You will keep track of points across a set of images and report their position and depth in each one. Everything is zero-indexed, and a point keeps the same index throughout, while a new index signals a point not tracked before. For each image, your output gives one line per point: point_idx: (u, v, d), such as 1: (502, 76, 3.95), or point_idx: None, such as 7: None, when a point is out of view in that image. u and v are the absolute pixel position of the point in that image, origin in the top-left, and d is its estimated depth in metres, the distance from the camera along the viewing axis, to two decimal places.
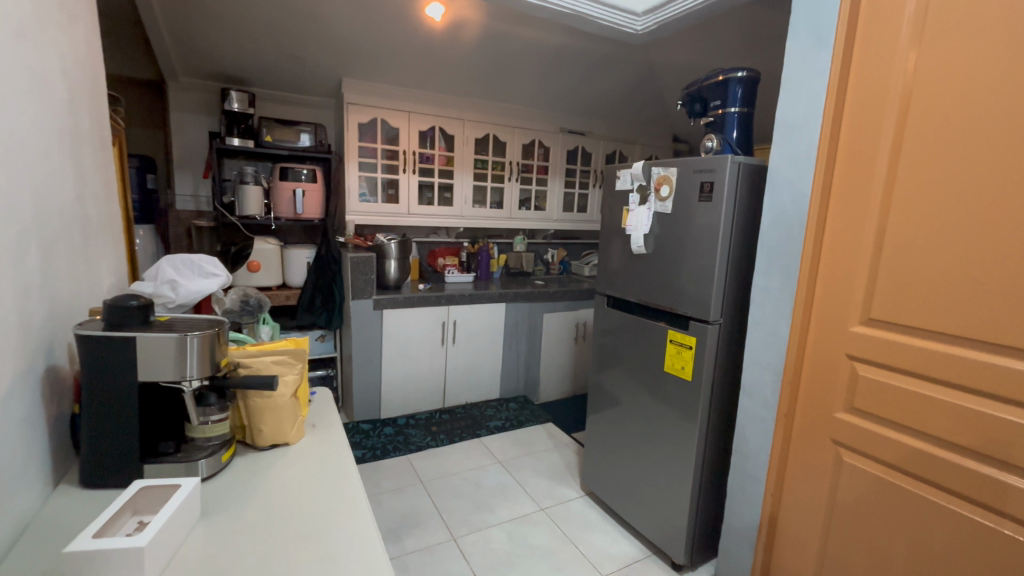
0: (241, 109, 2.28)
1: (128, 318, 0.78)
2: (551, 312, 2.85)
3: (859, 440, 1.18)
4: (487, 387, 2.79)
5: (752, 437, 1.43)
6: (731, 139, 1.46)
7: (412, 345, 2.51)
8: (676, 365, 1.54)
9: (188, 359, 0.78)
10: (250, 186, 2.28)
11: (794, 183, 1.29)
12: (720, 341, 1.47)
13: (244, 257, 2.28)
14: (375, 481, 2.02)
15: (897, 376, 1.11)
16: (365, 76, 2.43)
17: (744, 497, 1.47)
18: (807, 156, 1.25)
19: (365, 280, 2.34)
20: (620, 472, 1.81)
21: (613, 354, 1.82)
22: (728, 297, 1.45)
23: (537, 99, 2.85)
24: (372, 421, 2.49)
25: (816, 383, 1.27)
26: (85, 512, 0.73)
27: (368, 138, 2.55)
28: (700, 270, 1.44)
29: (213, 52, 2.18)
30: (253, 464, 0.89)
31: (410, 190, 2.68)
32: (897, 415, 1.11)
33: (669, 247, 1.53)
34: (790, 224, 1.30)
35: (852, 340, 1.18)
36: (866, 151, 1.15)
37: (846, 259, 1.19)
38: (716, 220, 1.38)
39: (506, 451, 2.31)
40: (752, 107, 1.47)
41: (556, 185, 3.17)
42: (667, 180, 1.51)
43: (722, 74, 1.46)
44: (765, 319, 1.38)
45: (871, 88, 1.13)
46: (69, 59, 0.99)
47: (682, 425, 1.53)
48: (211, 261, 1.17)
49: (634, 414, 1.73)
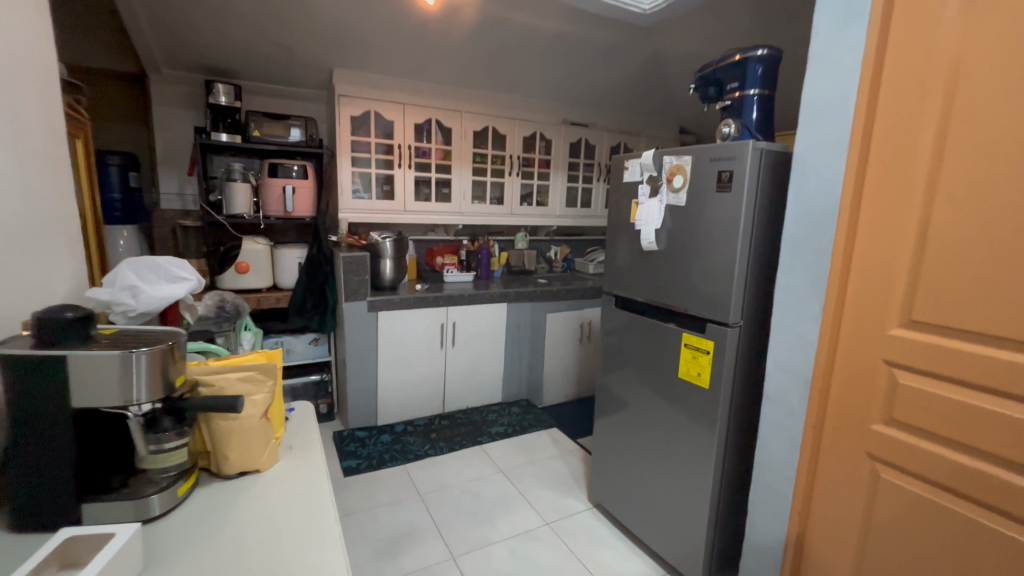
0: (229, 103, 2.17)
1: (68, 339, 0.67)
2: (554, 312, 2.73)
3: (898, 454, 1.06)
4: (489, 391, 2.68)
5: (775, 450, 1.31)
6: (750, 124, 1.35)
7: (409, 348, 2.40)
8: (691, 372, 1.42)
9: (136, 381, 0.68)
10: (238, 182, 2.18)
11: (824, 170, 1.16)
12: (740, 346, 1.35)
13: (231, 258, 2.17)
14: (371, 495, 1.91)
15: (943, 385, 0.98)
16: (358, 66, 2.31)
17: (767, 514, 1.35)
18: (839, 140, 1.12)
19: (358, 281, 2.23)
20: (630, 484, 1.70)
21: (622, 356, 1.69)
22: (749, 297, 1.33)
23: (538, 88, 2.71)
24: (368, 428, 2.38)
25: (848, 392, 1.14)
26: (9, 561, 0.62)
27: (361, 131, 2.43)
28: (717, 267, 1.32)
29: (196, 42, 2.07)
30: (217, 496, 0.78)
31: (406, 185, 2.56)
32: (943, 429, 0.98)
33: (683, 243, 1.41)
34: (818, 215, 1.17)
35: (889, 343, 1.06)
36: (904, 133, 1.01)
37: (882, 253, 1.06)
38: (736, 212, 1.26)
39: (509, 459, 2.19)
40: (773, 89, 1.35)
41: (558, 178, 3.03)
42: (681, 170, 1.39)
43: (739, 53, 1.33)
44: (790, 320, 1.25)
45: (910, 61, 0.99)
46: (8, 38, 0.87)
47: (699, 435, 1.42)
48: (178, 263, 1.06)
49: (645, 423, 1.61)
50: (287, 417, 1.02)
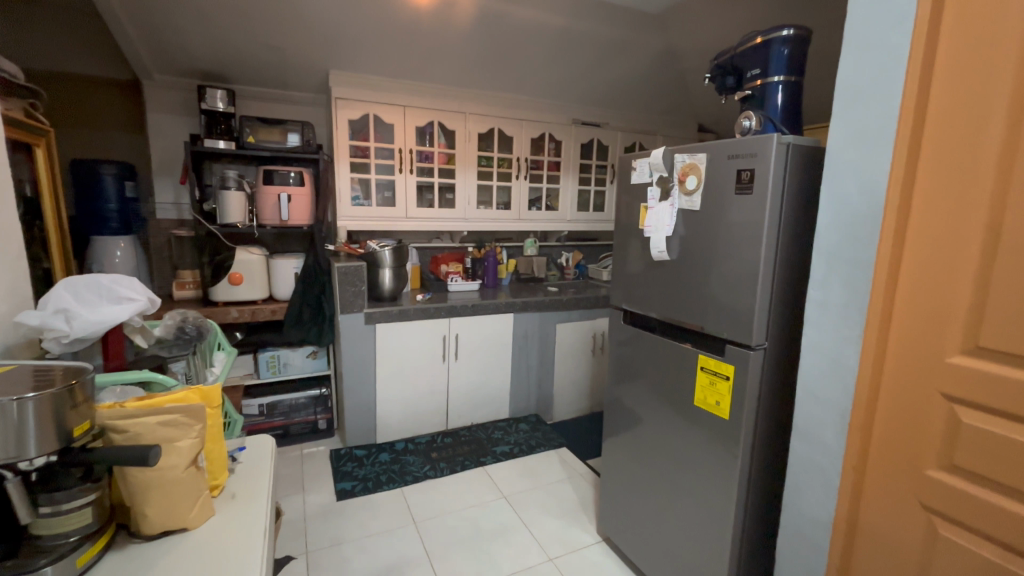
0: (225, 108, 2.10)
1: (16, 379, 0.64)
2: (564, 323, 2.58)
3: (958, 507, 0.88)
4: (495, 407, 2.54)
5: (805, 491, 1.13)
6: (775, 115, 1.18)
7: (409, 363, 2.28)
8: (708, 400, 1.25)
9: (23, 432, 0.57)
10: (231, 190, 2.09)
11: (861, 166, 0.97)
12: (764, 371, 1.18)
13: (225, 268, 2.10)
14: (363, 522, 1.79)
15: (1016, 426, 0.80)
16: (353, 66, 2.21)
17: (795, 564, 1.17)
18: (881, 130, 0.94)
19: (354, 291, 2.12)
20: (641, 518, 1.54)
21: (631, 378, 1.53)
22: (775, 314, 1.15)
23: (546, 87, 2.57)
24: (367, 446, 2.28)
25: (897, 429, 0.96)
26: None
27: (359, 136, 2.33)
28: (736, 281, 1.16)
29: (185, 44, 2.00)
30: (128, 563, 0.66)
31: (407, 191, 2.45)
32: (1017, 480, 0.80)
33: (698, 252, 1.25)
34: (857, 220, 0.98)
35: (948, 373, 0.88)
36: (969, 118, 0.83)
37: (941, 263, 0.88)
38: (759, 217, 1.09)
39: (513, 484, 2.04)
40: (802, 74, 1.17)
41: (569, 181, 2.87)
42: (694, 169, 1.23)
43: (762, 35, 1.16)
44: (821, 343, 1.07)
45: (977, 27, 0.81)
46: None
47: (719, 471, 1.25)
48: (125, 283, 0.97)
49: (656, 451, 1.45)
50: (235, 459, 0.90)
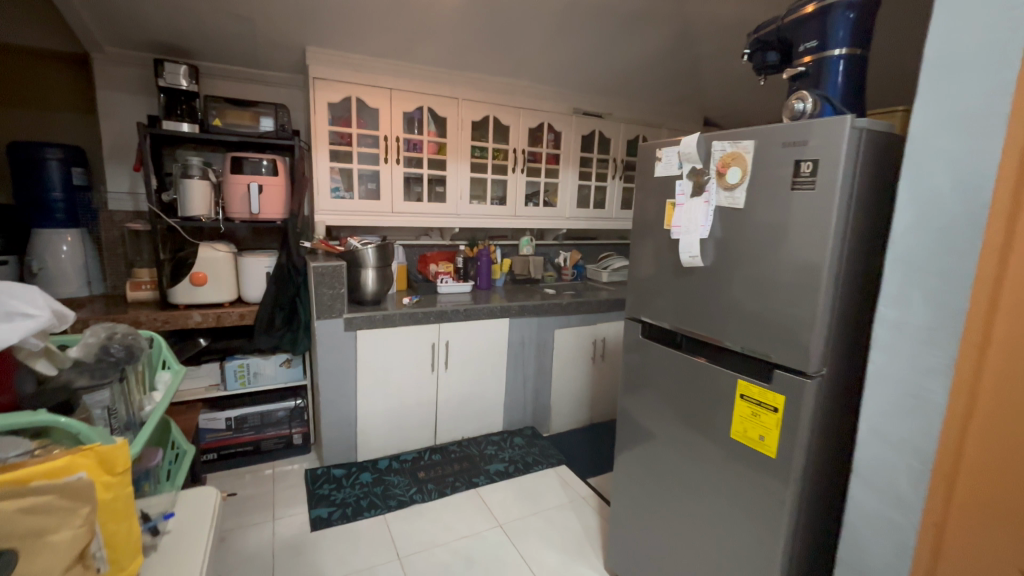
0: (189, 86, 1.86)
1: None
2: (563, 329, 2.39)
3: None
4: (488, 419, 2.34)
5: (870, 549, 0.94)
6: (833, 96, 0.99)
7: (395, 372, 2.07)
8: (749, 435, 1.07)
9: None
10: (194, 179, 1.85)
11: (961, 156, 0.77)
12: (820, 403, 0.99)
13: (186, 267, 1.86)
14: (342, 557, 1.58)
15: None
16: (334, 46, 1.98)
17: None
18: (992, 108, 0.74)
19: (332, 294, 1.89)
20: (659, 558, 1.35)
21: (649, 400, 1.34)
22: (835, 336, 0.97)
23: (546, 74, 2.37)
24: (346, 464, 2.06)
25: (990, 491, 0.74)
26: None
27: (341, 121, 2.12)
28: (788, 296, 0.97)
29: (137, 18, 1.74)
30: None
31: (393, 184, 2.23)
32: None
33: (739, 259, 1.05)
34: (948, 225, 0.80)
35: None
36: None
37: None
38: (823, 217, 0.90)
39: (508, 509, 1.85)
40: (865, 48, 0.99)
41: (569, 176, 2.68)
42: (736, 159, 1.03)
43: (817, 1, 0.98)
44: (898, 376, 0.88)
45: None
46: None
47: (761, 518, 1.06)
48: (26, 296, 0.75)
49: (679, 486, 1.26)
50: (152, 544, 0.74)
